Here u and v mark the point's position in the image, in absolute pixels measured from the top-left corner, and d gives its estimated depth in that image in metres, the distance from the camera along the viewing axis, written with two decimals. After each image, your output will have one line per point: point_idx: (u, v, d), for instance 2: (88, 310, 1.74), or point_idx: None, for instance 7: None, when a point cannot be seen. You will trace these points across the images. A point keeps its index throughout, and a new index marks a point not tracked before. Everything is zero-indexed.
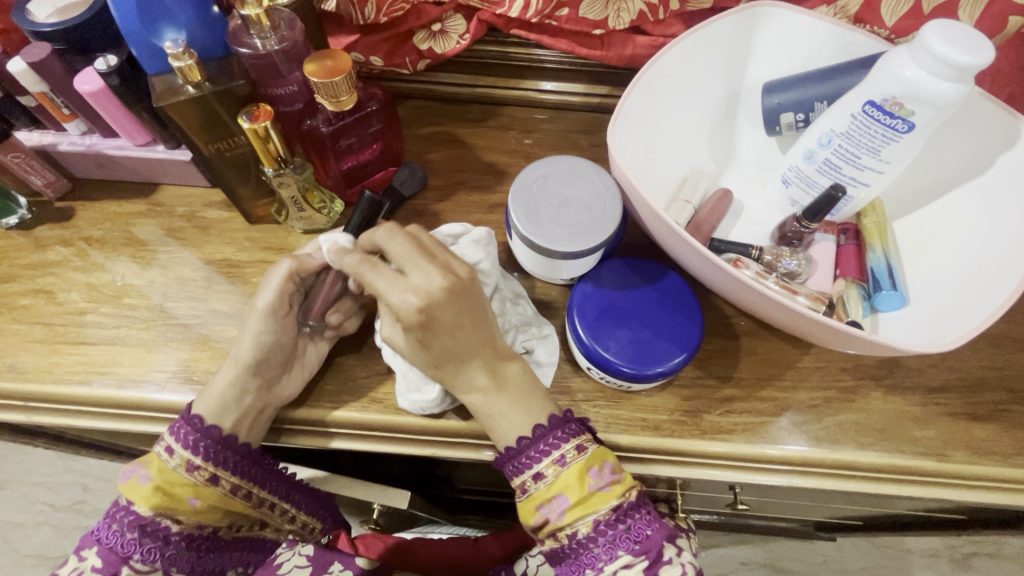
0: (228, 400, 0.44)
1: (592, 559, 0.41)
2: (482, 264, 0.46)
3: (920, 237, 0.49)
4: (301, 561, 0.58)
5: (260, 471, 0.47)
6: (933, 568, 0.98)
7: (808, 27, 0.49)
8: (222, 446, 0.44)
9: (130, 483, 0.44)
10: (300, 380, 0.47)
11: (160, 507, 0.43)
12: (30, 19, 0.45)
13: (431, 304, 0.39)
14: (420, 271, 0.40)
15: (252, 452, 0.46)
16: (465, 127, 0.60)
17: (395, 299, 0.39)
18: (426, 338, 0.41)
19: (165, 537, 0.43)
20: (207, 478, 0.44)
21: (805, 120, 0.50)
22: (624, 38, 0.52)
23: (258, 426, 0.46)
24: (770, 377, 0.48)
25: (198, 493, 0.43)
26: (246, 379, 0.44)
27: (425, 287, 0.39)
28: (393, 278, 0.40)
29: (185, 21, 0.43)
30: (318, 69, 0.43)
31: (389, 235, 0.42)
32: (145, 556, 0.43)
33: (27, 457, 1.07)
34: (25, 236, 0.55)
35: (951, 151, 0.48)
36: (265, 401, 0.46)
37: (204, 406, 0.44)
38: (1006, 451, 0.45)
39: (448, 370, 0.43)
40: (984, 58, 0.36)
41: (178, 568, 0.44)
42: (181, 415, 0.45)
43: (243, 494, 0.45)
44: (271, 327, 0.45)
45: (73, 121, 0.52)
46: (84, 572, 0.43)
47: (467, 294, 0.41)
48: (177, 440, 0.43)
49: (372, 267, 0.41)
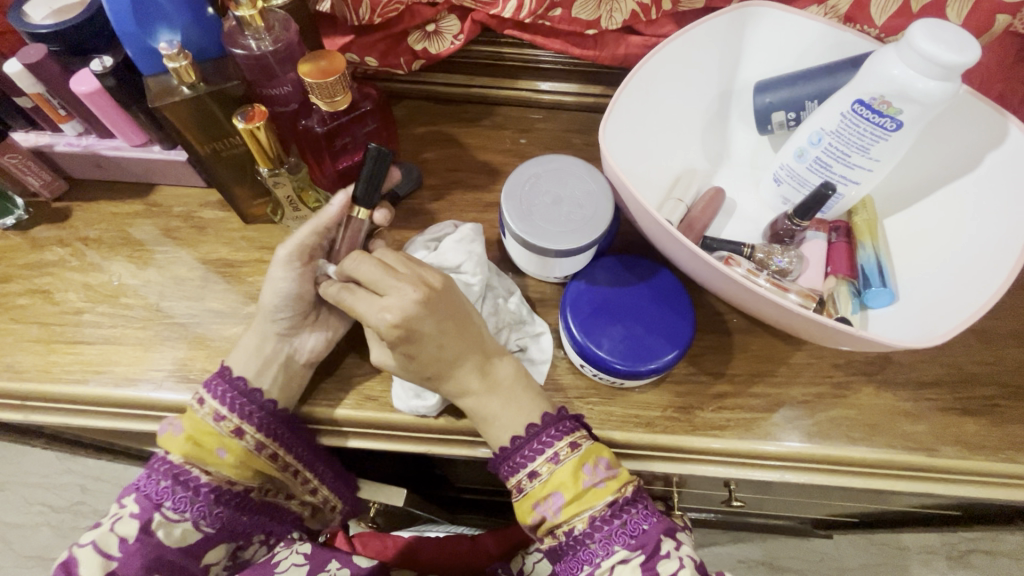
0: (252, 350, 0.47)
1: (589, 555, 0.42)
2: (464, 263, 0.48)
3: (909, 234, 0.49)
4: (299, 559, 0.55)
5: (287, 432, 0.47)
6: (929, 564, 0.99)
7: (799, 26, 0.50)
8: (247, 398, 0.45)
9: (165, 436, 0.44)
10: (322, 340, 0.48)
11: (191, 456, 0.44)
12: (26, 21, 0.45)
13: (408, 318, 0.40)
14: (393, 287, 0.41)
15: (280, 412, 0.46)
16: (460, 126, 0.60)
17: (373, 318, 0.41)
18: (412, 351, 0.42)
19: (195, 487, 0.44)
20: (233, 431, 0.44)
21: (796, 119, 0.51)
22: (616, 38, 0.53)
23: (281, 381, 0.47)
24: (762, 373, 0.49)
25: (227, 444, 0.44)
26: (267, 324, 0.47)
27: (399, 304, 0.40)
28: (369, 301, 0.41)
29: (180, 23, 0.43)
30: (312, 69, 0.43)
31: (357, 261, 0.42)
32: (177, 504, 0.44)
33: (27, 459, 1.07)
34: (22, 236, 0.56)
35: (941, 148, 0.48)
36: (285, 351, 0.47)
37: (236, 356, 0.47)
38: (997, 445, 0.46)
39: (440, 378, 0.43)
40: (970, 57, 0.36)
41: (208, 522, 0.45)
42: (216, 372, 0.46)
43: (269, 454, 0.46)
44: (291, 276, 0.46)
45: (69, 122, 0.52)
46: (123, 518, 0.43)
47: (443, 304, 0.42)
48: (209, 392, 0.45)
49: (350, 292, 0.42)
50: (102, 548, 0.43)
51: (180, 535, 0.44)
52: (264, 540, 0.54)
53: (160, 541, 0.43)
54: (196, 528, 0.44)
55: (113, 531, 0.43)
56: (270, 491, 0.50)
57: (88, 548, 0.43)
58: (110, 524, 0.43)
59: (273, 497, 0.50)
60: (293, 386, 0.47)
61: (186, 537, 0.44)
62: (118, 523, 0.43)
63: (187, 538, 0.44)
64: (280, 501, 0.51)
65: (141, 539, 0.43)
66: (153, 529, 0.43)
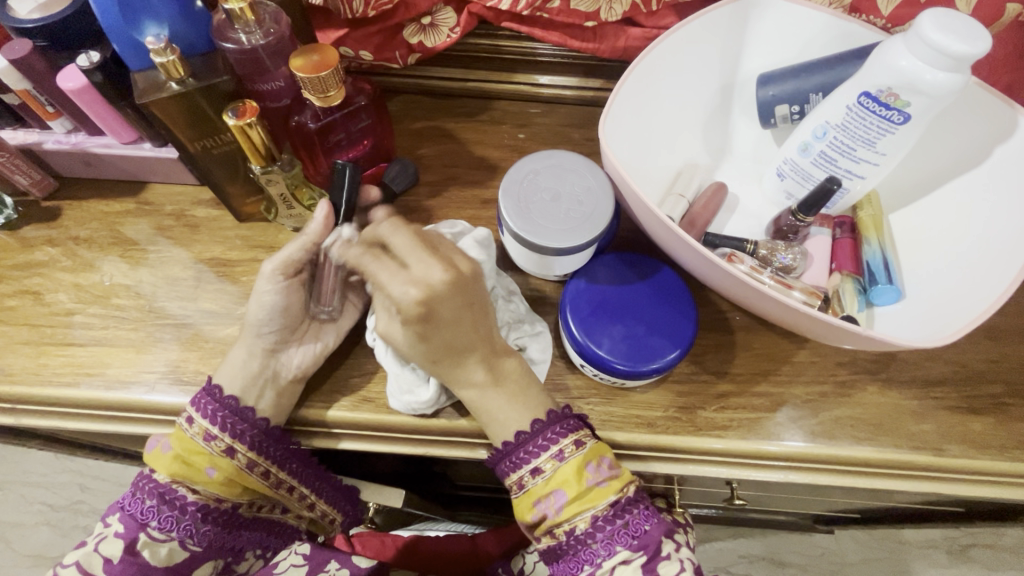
0: (239, 365, 0.46)
1: (590, 555, 0.41)
2: (484, 264, 0.46)
3: (914, 233, 0.48)
4: (298, 560, 0.55)
5: (278, 449, 0.46)
6: (931, 559, 0.98)
7: (805, 17, 0.49)
8: (238, 416, 0.44)
9: (153, 452, 0.44)
10: (310, 356, 0.47)
11: (178, 475, 0.43)
12: (12, 15, 0.44)
13: (432, 296, 0.39)
14: (422, 263, 0.40)
15: (273, 431, 0.45)
16: (457, 121, 0.59)
17: (395, 291, 0.39)
18: (426, 332, 0.40)
19: (181, 507, 0.43)
20: (224, 450, 0.43)
21: (801, 112, 0.49)
22: (616, 29, 0.52)
23: (269, 399, 0.45)
24: (765, 372, 0.48)
25: (216, 463, 0.43)
26: (253, 340, 0.46)
27: (427, 279, 0.39)
28: (395, 272, 0.39)
29: (168, 17, 0.42)
30: (304, 64, 0.42)
31: (393, 229, 0.41)
32: (162, 523, 0.43)
33: (25, 458, 1.07)
34: (12, 236, 0.55)
35: (948, 142, 0.47)
36: (272, 366, 0.46)
37: (225, 379, 0.45)
38: (1004, 445, 0.45)
39: (447, 362, 0.42)
40: (980, 47, 0.35)
41: (195, 540, 0.44)
42: (203, 387, 0.45)
43: (260, 472, 0.45)
44: (276, 290, 0.46)
45: (58, 119, 0.51)
46: (107, 538, 0.43)
47: (468, 288, 0.41)
48: (197, 410, 0.44)
49: (374, 258, 0.40)
50: (85, 567, 0.43)
51: (166, 555, 0.43)
52: (260, 553, 0.53)
53: (144, 561, 0.43)
54: (183, 547, 0.44)
55: (98, 551, 0.43)
56: (263, 506, 0.49)
57: (73, 567, 0.43)
58: (94, 544, 0.43)
59: (267, 512, 0.50)
60: (281, 404, 0.46)
61: (172, 557, 0.44)
62: (102, 543, 0.43)
63: (174, 557, 0.44)
64: (276, 517, 0.51)
65: (125, 559, 0.42)
66: (138, 549, 0.43)
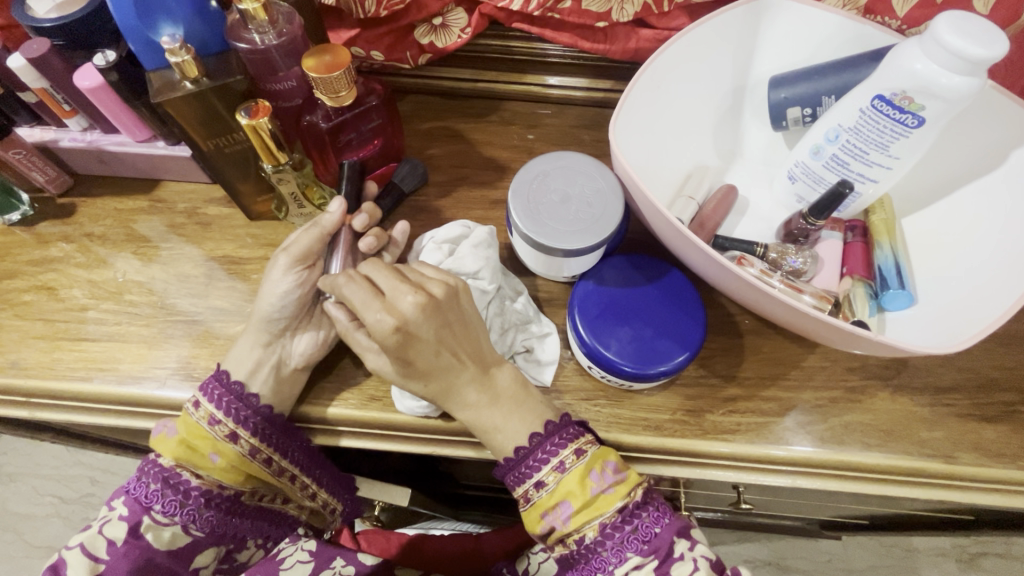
0: (246, 352, 0.46)
1: (601, 563, 0.41)
2: (482, 270, 0.47)
3: (928, 237, 0.48)
4: (304, 556, 0.56)
5: (281, 438, 0.46)
6: (940, 568, 0.97)
7: (818, 18, 0.48)
8: (242, 402, 0.44)
9: (159, 437, 0.45)
10: (313, 344, 0.47)
11: (182, 460, 0.44)
12: (28, 14, 0.44)
13: (407, 322, 0.40)
14: (394, 290, 0.40)
15: (275, 418, 0.46)
16: (468, 122, 0.60)
17: (369, 318, 0.39)
18: (410, 355, 0.40)
19: (184, 491, 0.44)
20: (226, 435, 0.44)
21: (812, 115, 0.49)
22: (627, 31, 0.51)
23: (271, 384, 0.46)
24: (774, 376, 0.48)
25: (219, 449, 0.44)
26: (258, 330, 0.46)
27: (402, 307, 0.40)
28: (367, 300, 0.40)
29: (183, 16, 0.42)
30: (316, 64, 0.42)
31: (374, 267, 0.42)
32: (166, 507, 0.44)
33: (38, 450, 1.08)
34: (28, 232, 0.55)
35: (962, 146, 0.47)
36: (277, 355, 0.46)
37: (232, 366, 0.46)
38: (1015, 453, 0.44)
39: (439, 386, 0.42)
40: (998, 51, 0.35)
41: (197, 526, 0.45)
42: (213, 373, 0.46)
43: (263, 459, 0.45)
44: (290, 278, 0.46)
45: (74, 117, 0.52)
46: (111, 521, 0.44)
47: (444, 307, 0.41)
48: (205, 395, 0.44)
49: (349, 282, 0.41)
50: (90, 550, 0.43)
51: (169, 538, 0.44)
52: (261, 543, 0.52)
53: (148, 544, 0.43)
54: (186, 531, 0.44)
55: (102, 533, 0.43)
56: (265, 496, 0.49)
57: (77, 550, 0.43)
58: (99, 526, 0.44)
59: (268, 501, 0.49)
60: (281, 391, 0.46)
61: (176, 540, 0.44)
62: (106, 525, 0.43)
63: (177, 542, 0.44)
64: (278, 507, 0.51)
65: (129, 541, 0.43)
66: (141, 532, 0.43)
